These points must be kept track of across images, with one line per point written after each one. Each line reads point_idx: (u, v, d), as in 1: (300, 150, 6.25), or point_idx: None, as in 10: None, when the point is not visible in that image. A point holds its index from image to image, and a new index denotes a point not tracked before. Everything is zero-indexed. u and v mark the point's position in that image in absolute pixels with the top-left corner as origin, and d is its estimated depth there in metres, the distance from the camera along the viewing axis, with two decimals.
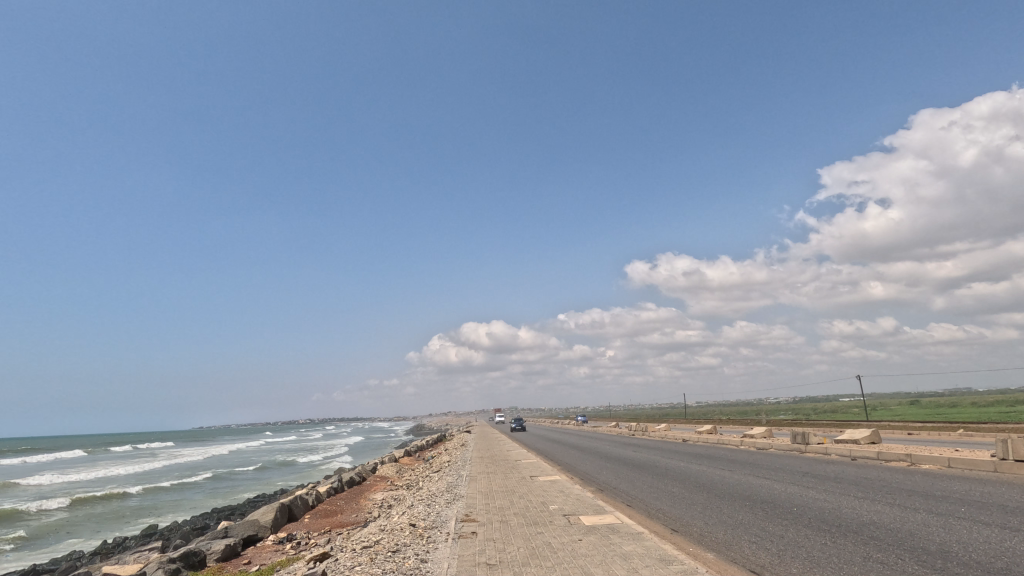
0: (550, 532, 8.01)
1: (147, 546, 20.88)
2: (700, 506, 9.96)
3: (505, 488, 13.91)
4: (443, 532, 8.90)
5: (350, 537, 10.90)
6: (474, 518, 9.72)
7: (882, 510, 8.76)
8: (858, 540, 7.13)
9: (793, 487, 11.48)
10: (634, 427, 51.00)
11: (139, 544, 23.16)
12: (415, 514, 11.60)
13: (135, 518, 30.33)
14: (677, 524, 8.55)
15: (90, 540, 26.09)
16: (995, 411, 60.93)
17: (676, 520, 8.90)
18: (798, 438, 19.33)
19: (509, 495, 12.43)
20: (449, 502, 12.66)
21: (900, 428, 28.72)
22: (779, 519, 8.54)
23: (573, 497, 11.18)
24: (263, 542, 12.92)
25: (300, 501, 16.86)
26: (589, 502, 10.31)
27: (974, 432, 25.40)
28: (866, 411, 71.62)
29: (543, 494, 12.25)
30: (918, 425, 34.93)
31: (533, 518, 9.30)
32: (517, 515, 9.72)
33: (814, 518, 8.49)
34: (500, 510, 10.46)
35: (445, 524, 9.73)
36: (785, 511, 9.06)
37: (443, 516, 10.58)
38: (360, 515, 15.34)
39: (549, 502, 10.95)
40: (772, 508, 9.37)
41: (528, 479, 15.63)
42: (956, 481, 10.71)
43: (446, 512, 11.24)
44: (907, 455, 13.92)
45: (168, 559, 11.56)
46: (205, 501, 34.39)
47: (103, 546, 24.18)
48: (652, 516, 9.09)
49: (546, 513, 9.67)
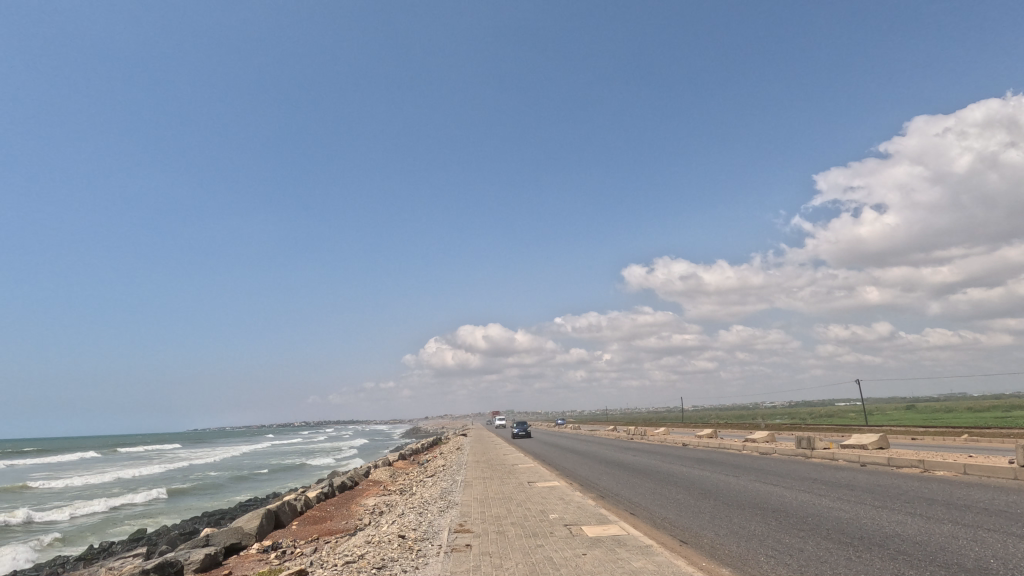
0: (552, 545, 7.44)
1: (132, 551, 20.26)
2: (708, 515, 9.41)
3: (502, 495, 13.34)
4: (435, 545, 8.29)
5: (336, 548, 10.27)
6: (469, 529, 9.13)
7: (903, 521, 8.23)
8: (885, 555, 6.60)
9: (803, 494, 10.96)
10: (631, 431, 50.59)
11: (125, 550, 22.49)
12: (405, 524, 11.00)
13: (124, 522, 29.72)
14: (687, 535, 8.03)
15: (75, 545, 25.34)
16: (991, 416, 61.13)
17: (685, 531, 8.35)
18: (803, 443, 18.73)
19: (505, 503, 11.84)
20: (442, 510, 12.08)
21: (904, 434, 28.24)
22: (796, 530, 7.99)
23: (573, 505, 10.62)
24: (246, 552, 12.30)
25: (288, 507, 16.24)
26: (591, 511, 9.73)
27: (980, 437, 25.00)
28: (864, 415, 71.88)
29: (542, 501, 11.68)
30: (920, 429, 34.58)
31: (532, 528, 8.74)
32: (514, 525, 9.14)
33: (834, 529, 7.95)
34: (496, 520, 9.89)
35: (438, 535, 9.16)
36: (800, 522, 8.49)
37: (435, 527, 9.97)
38: (349, 522, 14.75)
39: (547, 510, 10.36)
40: (786, 518, 8.82)
41: (526, 484, 15.00)
42: (976, 488, 10.18)
43: (439, 521, 10.65)
44: (920, 461, 13.40)
45: (142, 570, 10.82)
46: (196, 506, 33.66)
47: (88, 552, 23.44)
48: (659, 526, 8.57)
49: (546, 522, 9.10)
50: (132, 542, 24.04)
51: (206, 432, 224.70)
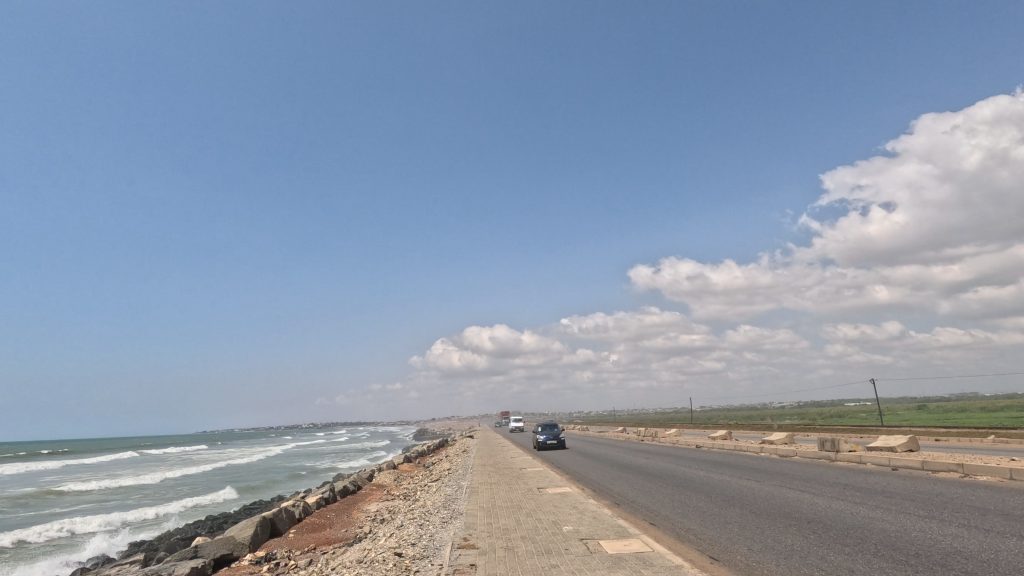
0: (568, 565, 6.59)
1: (128, 559, 19.57)
2: (737, 527, 8.57)
3: (510, 503, 12.53)
4: (434, 565, 7.51)
5: (330, 563, 9.50)
6: (473, 544, 8.37)
7: (960, 535, 7.38)
8: None
9: (837, 502, 10.08)
10: (642, 432, 49.37)
11: (123, 556, 21.84)
12: (405, 537, 10.20)
13: (125, 528, 29.07)
14: (717, 551, 7.24)
15: (73, 551, 24.81)
16: (1004, 416, 60.49)
17: (716, 546, 7.53)
18: (826, 445, 17.82)
19: (514, 514, 11.03)
20: (445, 522, 11.27)
21: (927, 434, 27.32)
22: (839, 546, 7.16)
23: (588, 515, 9.81)
24: (237, 563, 11.58)
25: (285, 514, 15.51)
26: (608, 522, 8.89)
27: (1008, 437, 24.13)
28: (879, 413, 71.68)
29: (552, 510, 10.88)
30: (942, 429, 33.58)
31: (544, 545, 7.92)
32: (525, 541, 8.33)
33: (882, 545, 7.11)
34: (504, 533, 9.10)
35: (438, 552, 8.34)
36: (842, 535, 7.66)
37: (436, 542, 9.17)
38: (349, 531, 14.02)
39: (560, 522, 9.56)
40: (825, 531, 7.98)
41: (535, 491, 14.17)
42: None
43: (442, 535, 9.86)
44: (958, 465, 12.46)
45: None
46: (198, 510, 33.18)
47: (87, 559, 22.93)
48: (683, 540, 7.79)
49: (559, 537, 8.30)
50: (133, 548, 23.50)
51: (214, 432, 226.19)
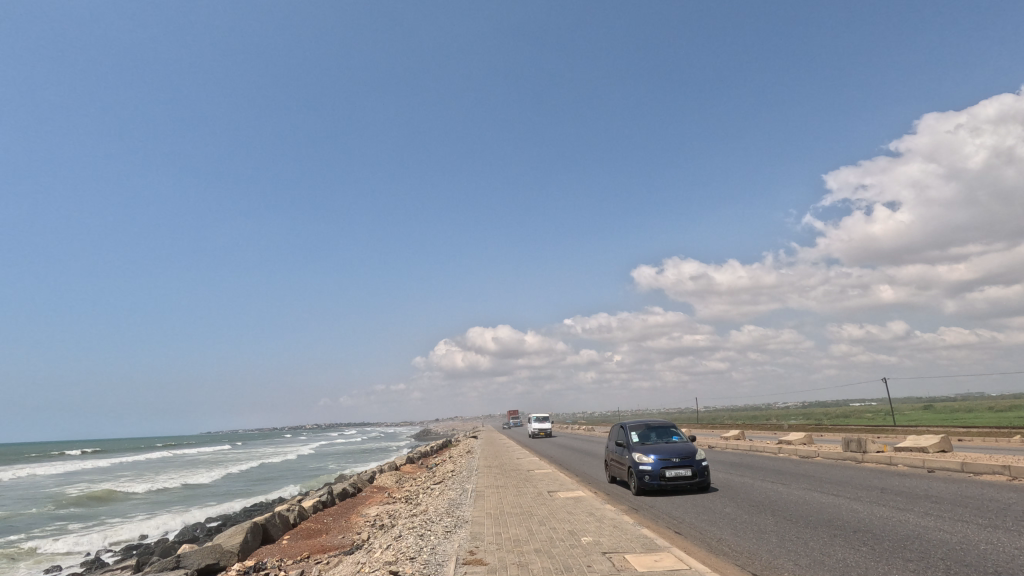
0: None
1: (118, 564, 18.46)
2: (775, 538, 7.65)
3: (519, 509, 11.62)
4: None
5: None
6: (481, 559, 7.47)
7: None
8: None
9: (880, 508, 9.17)
10: None
11: (113, 563, 20.84)
12: (402, 550, 9.32)
13: (119, 534, 28.17)
14: (761, 567, 6.31)
15: (64, 556, 23.96)
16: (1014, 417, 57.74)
17: (756, 560, 6.60)
18: (852, 445, 16.84)
19: (524, 522, 10.15)
20: (447, 532, 10.38)
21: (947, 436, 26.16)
22: (900, 560, 6.28)
23: (609, 524, 8.90)
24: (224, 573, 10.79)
25: (278, 519, 14.61)
26: (632, 533, 7.98)
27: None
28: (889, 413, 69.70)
29: (569, 518, 9.97)
30: (965, 430, 32.14)
31: (564, 560, 7.00)
32: (540, 555, 7.40)
33: (948, 558, 6.24)
34: (514, 546, 8.19)
35: (441, 569, 7.44)
36: (898, 547, 6.78)
37: (439, 557, 8.24)
38: (345, 538, 13.14)
39: (577, 532, 8.67)
40: (876, 542, 7.12)
41: (547, 496, 13.27)
42: None
43: (444, 547, 8.96)
44: (1004, 467, 11.52)
45: None
46: (195, 515, 32.29)
47: (73, 567, 21.90)
48: (719, 553, 6.91)
49: (580, 551, 7.39)
50: (125, 553, 22.43)
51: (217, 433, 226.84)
